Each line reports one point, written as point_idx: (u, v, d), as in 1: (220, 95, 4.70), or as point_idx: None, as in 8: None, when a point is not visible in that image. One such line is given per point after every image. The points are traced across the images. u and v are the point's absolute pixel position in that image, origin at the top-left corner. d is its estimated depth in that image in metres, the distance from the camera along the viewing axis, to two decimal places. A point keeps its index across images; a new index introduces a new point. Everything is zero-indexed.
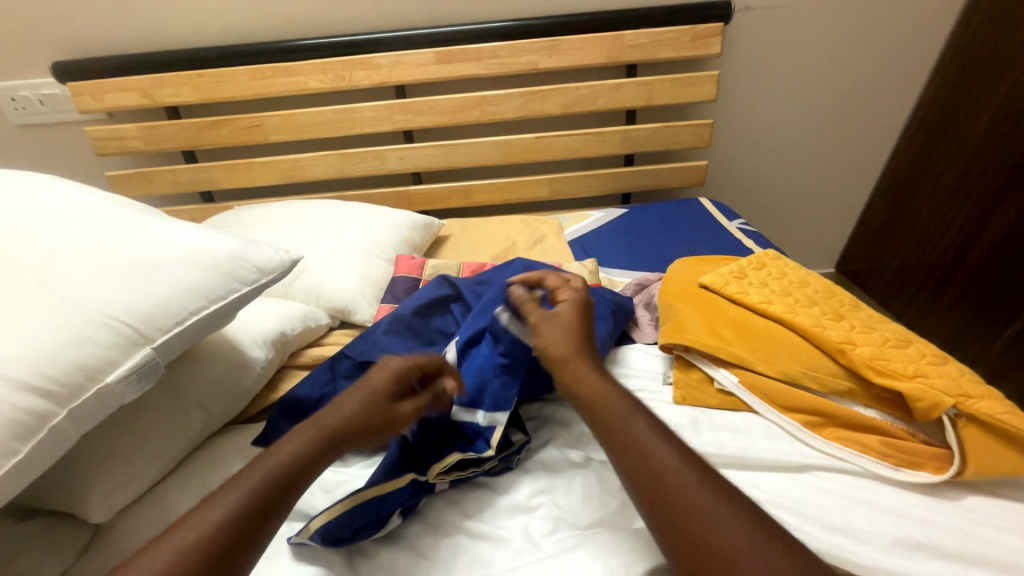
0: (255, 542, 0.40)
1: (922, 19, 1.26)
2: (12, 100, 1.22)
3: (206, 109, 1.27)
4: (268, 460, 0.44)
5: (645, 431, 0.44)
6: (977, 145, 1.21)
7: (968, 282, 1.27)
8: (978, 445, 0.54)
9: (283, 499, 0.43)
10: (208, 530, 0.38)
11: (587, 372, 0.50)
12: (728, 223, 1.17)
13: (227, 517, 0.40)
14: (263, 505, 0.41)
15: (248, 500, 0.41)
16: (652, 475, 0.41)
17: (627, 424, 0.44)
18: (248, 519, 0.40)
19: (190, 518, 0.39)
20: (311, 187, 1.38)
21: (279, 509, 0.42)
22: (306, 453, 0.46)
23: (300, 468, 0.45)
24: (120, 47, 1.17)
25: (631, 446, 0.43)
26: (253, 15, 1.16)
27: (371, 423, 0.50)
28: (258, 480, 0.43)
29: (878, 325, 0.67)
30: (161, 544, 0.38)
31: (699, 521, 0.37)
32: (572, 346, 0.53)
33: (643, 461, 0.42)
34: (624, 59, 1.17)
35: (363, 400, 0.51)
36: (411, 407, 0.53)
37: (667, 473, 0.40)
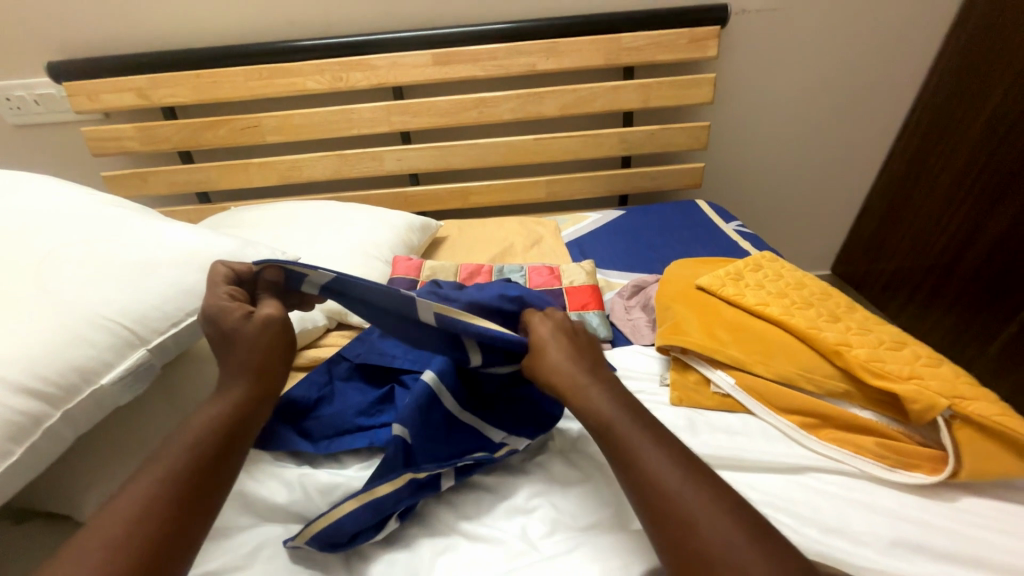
0: (199, 506, 0.40)
1: (917, 23, 1.28)
2: (7, 99, 1.21)
3: (203, 110, 1.27)
4: (184, 432, 0.44)
5: (641, 439, 0.44)
6: (973, 148, 1.22)
7: (964, 284, 1.27)
8: (973, 446, 0.54)
9: (216, 461, 0.43)
10: (139, 513, 0.37)
11: (581, 384, 0.50)
12: (725, 225, 1.17)
13: (148, 504, 0.38)
14: (190, 471, 0.41)
15: (172, 470, 0.40)
16: (642, 479, 0.42)
17: (620, 435, 0.45)
18: (186, 500, 0.39)
19: (114, 499, 0.38)
20: (308, 188, 1.38)
21: (212, 470, 0.42)
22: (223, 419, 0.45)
23: (227, 424, 0.45)
24: (117, 47, 1.17)
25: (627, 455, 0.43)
26: (251, 16, 1.16)
27: (248, 350, 0.50)
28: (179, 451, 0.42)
29: (875, 326, 0.68)
30: (95, 526, 0.36)
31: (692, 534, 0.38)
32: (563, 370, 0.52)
33: (634, 474, 0.42)
34: (622, 61, 1.17)
35: (225, 344, 0.51)
36: (273, 313, 0.54)
37: (658, 486, 0.41)
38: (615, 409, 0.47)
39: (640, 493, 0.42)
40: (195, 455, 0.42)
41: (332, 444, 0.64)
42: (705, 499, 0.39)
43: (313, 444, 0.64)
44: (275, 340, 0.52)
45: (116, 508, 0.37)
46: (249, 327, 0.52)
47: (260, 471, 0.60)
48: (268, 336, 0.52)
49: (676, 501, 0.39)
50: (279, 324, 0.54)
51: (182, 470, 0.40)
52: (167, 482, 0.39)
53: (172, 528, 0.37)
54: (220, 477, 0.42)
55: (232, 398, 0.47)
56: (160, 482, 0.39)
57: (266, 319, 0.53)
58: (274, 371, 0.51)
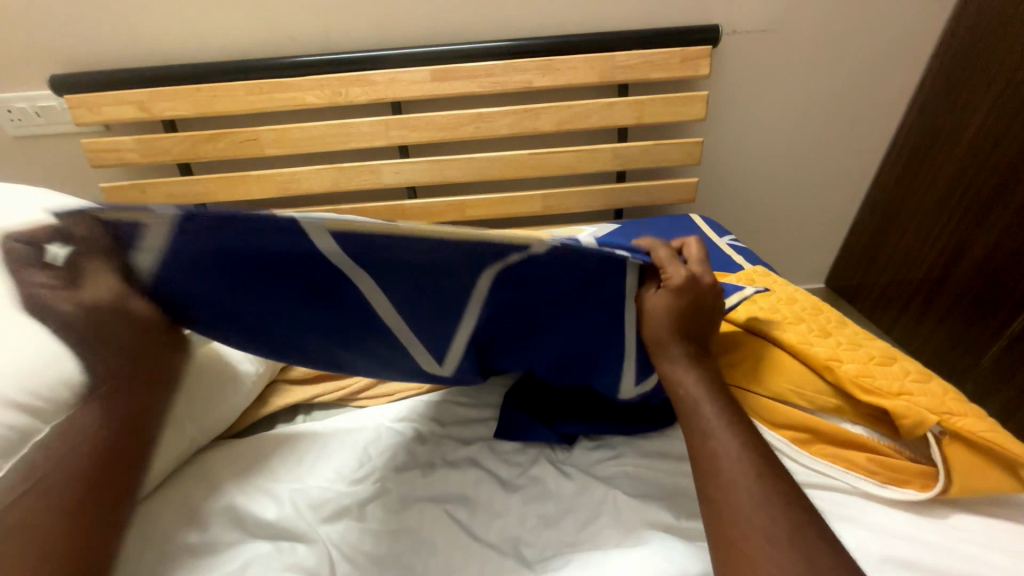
0: (97, 502, 0.47)
1: (903, 44, 1.31)
2: (8, 112, 1.22)
3: (203, 123, 1.28)
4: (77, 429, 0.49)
5: (722, 429, 0.48)
6: (961, 163, 1.24)
7: (955, 298, 1.29)
8: (962, 462, 0.55)
9: (111, 463, 0.50)
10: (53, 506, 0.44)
11: (679, 360, 0.54)
12: (718, 239, 1.19)
13: (54, 508, 0.44)
14: (91, 472, 0.48)
15: (69, 473, 0.46)
16: (709, 453, 0.47)
17: (701, 411, 0.50)
18: (86, 506, 0.46)
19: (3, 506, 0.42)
20: (306, 201, 1.39)
21: (105, 468, 0.49)
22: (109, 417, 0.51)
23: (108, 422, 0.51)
24: (119, 61, 1.19)
25: (703, 434, 0.48)
26: (252, 32, 1.18)
27: (92, 335, 0.51)
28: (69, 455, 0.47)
29: (864, 342, 0.68)
30: None
31: (731, 507, 0.43)
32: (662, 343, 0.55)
33: (706, 443, 0.48)
34: (616, 79, 1.19)
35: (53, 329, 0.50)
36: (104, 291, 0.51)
37: (721, 461, 0.46)
38: (703, 389, 0.52)
39: (701, 460, 0.47)
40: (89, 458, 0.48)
41: (324, 458, 0.65)
42: (765, 490, 0.43)
43: (305, 457, 0.65)
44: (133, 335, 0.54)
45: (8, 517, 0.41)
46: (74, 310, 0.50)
47: (252, 483, 0.61)
48: (98, 319, 0.51)
49: (735, 481, 0.44)
50: (110, 308, 0.52)
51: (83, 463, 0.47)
52: (63, 490, 0.45)
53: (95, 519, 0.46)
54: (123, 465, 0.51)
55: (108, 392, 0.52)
56: (65, 473, 0.46)
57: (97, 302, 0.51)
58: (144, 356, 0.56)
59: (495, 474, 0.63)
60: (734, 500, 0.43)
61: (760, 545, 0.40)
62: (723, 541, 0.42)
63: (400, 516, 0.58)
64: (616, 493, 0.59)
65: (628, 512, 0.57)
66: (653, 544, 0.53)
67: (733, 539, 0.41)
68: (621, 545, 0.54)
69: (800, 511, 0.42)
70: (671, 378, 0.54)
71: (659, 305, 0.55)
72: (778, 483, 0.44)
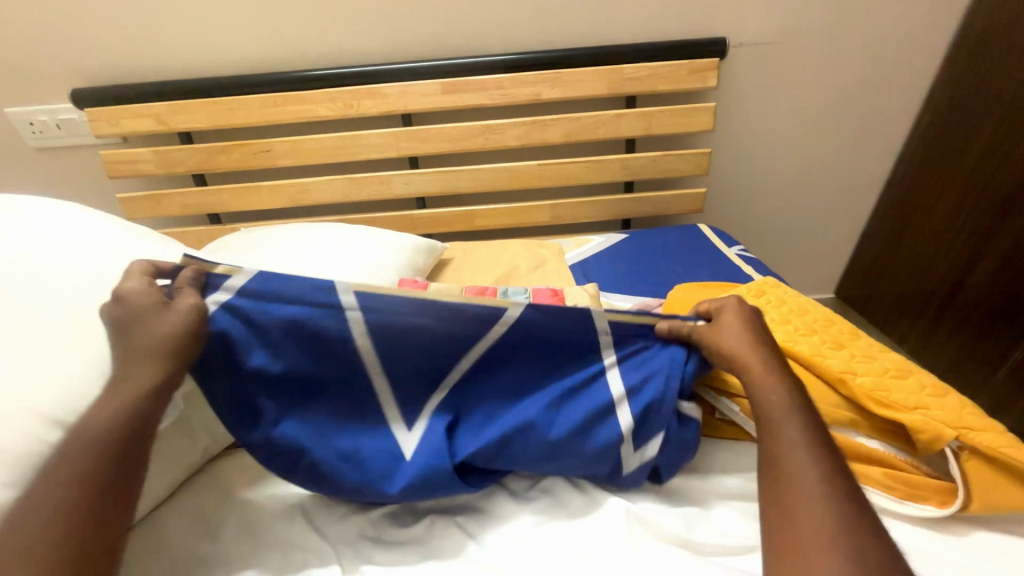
0: (117, 507, 0.45)
1: (913, 55, 1.31)
2: (30, 124, 1.26)
3: (218, 135, 1.31)
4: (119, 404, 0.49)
5: (801, 435, 0.48)
6: (971, 173, 1.24)
7: (966, 310, 1.28)
8: (983, 479, 0.54)
9: (129, 465, 0.47)
10: (71, 486, 0.44)
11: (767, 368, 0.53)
12: (727, 249, 1.18)
13: (63, 509, 0.43)
14: (112, 469, 0.46)
15: (90, 471, 0.45)
16: (780, 458, 0.47)
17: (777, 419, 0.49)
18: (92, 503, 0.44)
19: (35, 503, 0.43)
20: (317, 210, 1.41)
21: (136, 465, 0.48)
22: (127, 410, 0.49)
23: (136, 419, 0.49)
24: (139, 75, 1.22)
25: (776, 439, 0.48)
26: (267, 47, 1.21)
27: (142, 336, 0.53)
28: (93, 443, 0.46)
29: (878, 354, 0.68)
30: (29, 516, 0.42)
31: (792, 513, 0.43)
32: (743, 351, 0.55)
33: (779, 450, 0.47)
34: (624, 91, 1.20)
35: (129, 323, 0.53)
36: (194, 303, 0.57)
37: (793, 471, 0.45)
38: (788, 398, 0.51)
39: (771, 466, 0.47)
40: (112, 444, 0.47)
41: None
42: (831, 491, 0.43)
43: None
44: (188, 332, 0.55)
45: (27, 520, 0.42)
46: (168, 318, 0.55)
47: (266, 494, 0.62)
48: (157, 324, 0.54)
49: (807, 478, 0.44)
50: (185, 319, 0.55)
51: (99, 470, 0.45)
52: (82, 480, 0.44)
53: (97, 525, 0.43)
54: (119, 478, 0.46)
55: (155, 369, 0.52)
56: (83, 474, 0.45)
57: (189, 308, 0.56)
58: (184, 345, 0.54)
59: (507, 487, 0.63)
60: (801, 508, 0.43)
61: (812, 534, 0.41)
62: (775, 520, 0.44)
63: (411, 527, 0.58)
64: (629, 507, 0.58)
65: (642, 526, 0.57)
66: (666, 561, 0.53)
67: (785, 523, 0.43)
68: (634, 560, 0.54)
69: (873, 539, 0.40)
70: (752, 378, 0.53)
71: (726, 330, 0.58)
72: (852, 526, 0.41)
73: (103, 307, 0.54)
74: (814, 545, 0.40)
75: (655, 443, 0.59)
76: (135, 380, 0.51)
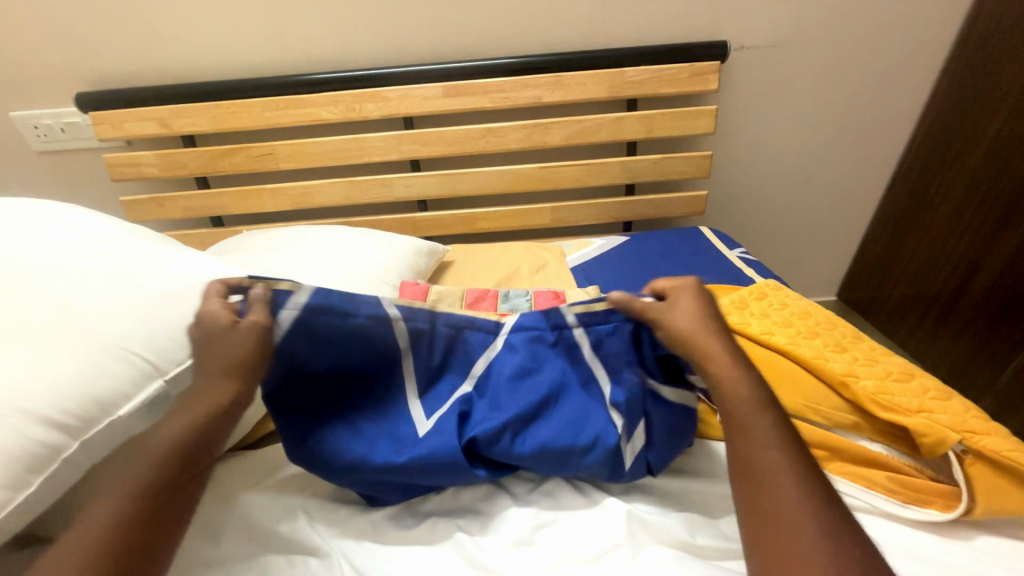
0: (165, 526, 0.42)
1: (914, 58, 1.32)
2: (35, 127, 1.26)
3: (221, 138, 1.31)
4: (191, 410, 0.49)
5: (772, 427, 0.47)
6: (974, 176, 1.24)
7: (970, 312, 1.27)
8: (986, 483, 0.53)
9: (181, 481, 0.45)
10: (131, 500, 0.42)
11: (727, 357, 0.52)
12: (729, 252, 1.18)
13: (113, 526, 0.40)
14: (164, 485, 0.44)
15: (144, 485, 0.43)
16: (751, 454, 0.45)
17: (745, 413, 0.48)
18: (136, 525, 0.41)
19: (88, 513, 0.41)
20: (319, 213, 1.41)
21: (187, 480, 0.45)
22: (198, 426, 0.48)
23: (199, 437, 0.47)
24: (143, 79, 1.23)
25: (745, 435, 0.47)
26: (271, 51, 1.21)
27: (213, 353, 0.52)
28: (158, 453, 0.45)
29: (881, 357, 0.67)
30: (82, 527, 0.40)
31: (772, 515, 0.41)
32: (698, 338, 0.54)
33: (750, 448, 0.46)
34: (625, 94, 1.21)
35: (204, 342, 0.53)
36: (260, 320, 0.55)
37: (766, 469, 0.44)
38: (751, 389, 0.50)
39: (742, 463, 0.45)
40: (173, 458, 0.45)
41: None
42: (810, 485, 0.42)
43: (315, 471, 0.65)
44: (259, 349, 0.53)
45: (82, 531, 0.40)
46: (238, 336, 0.53)
47: (265, 497, 0.61)
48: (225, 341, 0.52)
49: (784, 474, 0.43)
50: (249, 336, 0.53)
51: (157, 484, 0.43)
52: (135, 495, 0.42)
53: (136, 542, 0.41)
54: (172, 497, 0.44)
55: (227, 383, 0.51)
56: (138, 488, 0.43)
57: (255, 326, 0.54)
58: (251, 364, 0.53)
59: (509, 489, 0.63)
60: (779, 508, 0.41)
61: (797, 528, 0.40)
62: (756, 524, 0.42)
63: (412, 530, 0.58)
64: (631, 510, 0.58)
65: (643, 530, 0.57)
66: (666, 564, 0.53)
67: (767, 524, 0.41)
68: (633, 565, 0.53)
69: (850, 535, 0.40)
70: (714, 368, 0.52)
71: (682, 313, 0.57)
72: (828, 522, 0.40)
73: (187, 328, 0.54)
74: (801, 547, 0.39)
75: (641, 433, 0.60)
76: (204, 395, 0.50)
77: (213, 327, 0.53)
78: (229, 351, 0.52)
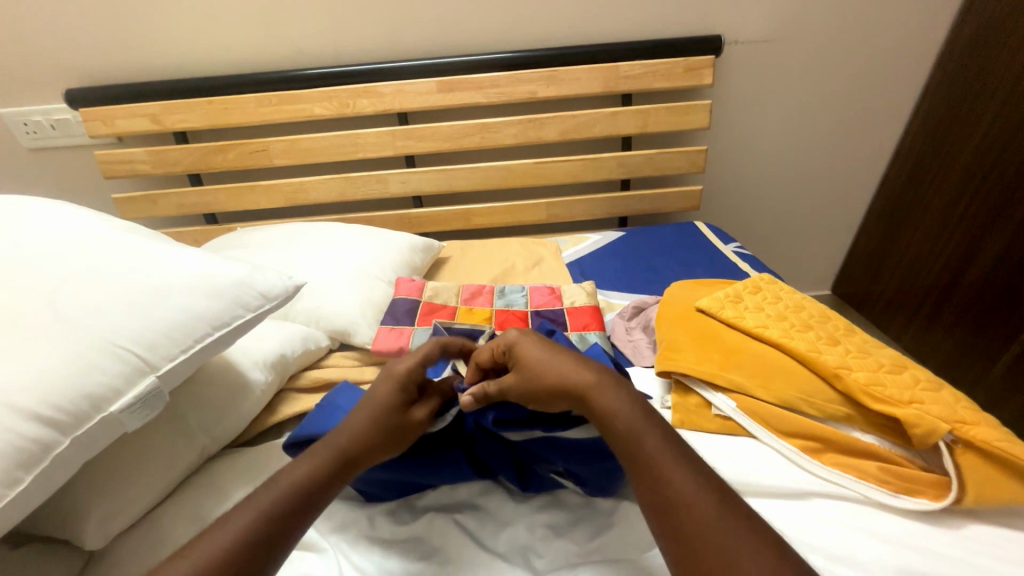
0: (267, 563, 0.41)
1: (908, 52, 1.32)
2: (24, 125, 1.25)
3: (214, 135, 1.30)
4: (316, 458, 0.49)
5: (665, 448, 0.45)
6: (967, 170, 1.25)
7: (963, 305, 1.28)
8: (975, 472, 0.54)
9: (292, 523, 0.44)
10: (248, 533, 0.42)
11: (607, 392, 0.50)
12: (724, 246, 1.19)
13: (226, 556, 0.40)
14: (278, 522, 0.43)
15: (259, 521, 0.43)
16: (661, 489, 0.42)
17: (644, 445, 0.46)
18: (241, 559, 0.40)
19: (198, 542, 0.41)
20: (314, 210, 1.41)
21: (299, 524, 0.45)
22: (321, 473, 0.48)
23: (319, 484, 0.47)
24: (133, 75, 1.22)
25: (651, 469, 0.44)
26: (262, 47, 1.20)
27: (375, 419, 0.53)
28: (277, 495, 0.45)
29: (873, 350, 0.68)
30: (188, 556, 0.40)
31: (698, 551, 0.38)
32: (569, 375, 0.53)
33: (659, 485, 0.43)
34: (620, 89, 1.21)
35: (374, 403, 0.54)
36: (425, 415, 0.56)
37: (680, 500, 0.41)
38: (640, 418, 0.48)
39: (656, 502, 0.42)
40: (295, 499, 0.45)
41: None
42: (716, 503, 0.41)
43: None
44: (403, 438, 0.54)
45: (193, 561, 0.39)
46: (407, 419, 0.54)
47: None
48: (392, 418, 0.54)
49: (689, 498, 0.41)
50: (408, 421, 0.54)
51: (270, 518, 0.43)
52: (251, 532, 0.42)
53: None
54: (280, 545, 0.43)
55: (363, 429, 0.52)
56: (256, 521, 0.42)
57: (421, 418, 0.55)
58: (394, 442, 0.54)
59: (506, 486, 0.63)
60: (704, 541, 0.39)
61: (725, 559, 0.37)
62: (684, 565, 0.39)
63: (410, 526, 0.58)
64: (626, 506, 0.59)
65: (639, 524, 0.57)
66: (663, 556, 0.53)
67: (693, 564, 0.38)
68: (632, 558, 0.54)
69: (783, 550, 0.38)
70: (595, 405, 0.50)
71: (536, 367, 0.55)
72: (753, 542, 0.38)
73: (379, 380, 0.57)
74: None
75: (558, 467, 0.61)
76: (339, 443, 0.51)
77: (388, 390, 0.55)
78: (386, 421, 0.53)
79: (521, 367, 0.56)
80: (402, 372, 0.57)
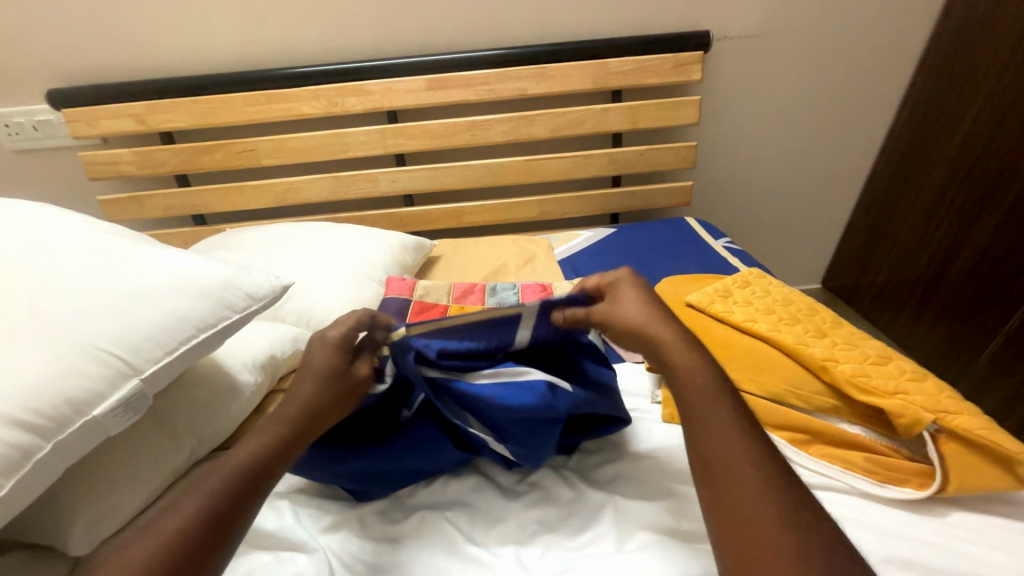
0: (223, 541, 0.41)
1: (894, 47, 1.33)
2: (6, 126, 1.23)
3: (201, 135, 1.29)
4: (262, 435, 0.49)
5: (727, 414, 0.45)
6: (952, 163, 1.26)
7: (950, 296, 1.30)
8: (960, 461, 0.55)
9: (245, 501, 0.44)
10: (202, 512, 0.41)
11: (681, 349, 0.50)
12: (714, 242, 1.19)
13: (179, 536, 0.40)
14: (230, 500, 0.43)
15: (210, 500, 0.42)
16: (714, 447, 0.43)
17: (706, 406, 0.46)
18: (195, 538, 0.40)
19: (151, 526, 0.41)
20: (304, 210, 1.40)
21: (252, 501, 0.45)
22: (272, 449, 0.48)
23: (270, 459, 0.48)
24: (117, 74, 1.20)
25: (708, 429, 0.44)
26: (249, 45, 1.19)
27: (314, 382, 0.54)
28: (226, 473, 0.45)
29: (859, 342, 0.69)
30: (138, 542, 0.39)
31: (738, 510, 0.39)
32: (650, 323, 0.53)
33: (711, 444, 0.43)
34: (610, 85, 1.21)
35: (309, 368, 0.55)
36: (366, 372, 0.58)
37: (731, 462, 0.42)
38: (708, 380, 0.48)
39: (706, 458, 0.43)
40: (245, 475, 0.45)
41: None
42: (768, 475, 0.40)
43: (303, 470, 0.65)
44: (350, 395, 0.55)
45: (143, 543, 0.39)
46: (347, 380, 0.55)
47: None
48: (335, 380, 0.54)
49: (739, 465, 0.41)
50: (350, 381, 0.56)
51: (224, 496, 0.43)
52: (205, 511, 0.41)
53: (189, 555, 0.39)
54: (241, 513, 0.43)
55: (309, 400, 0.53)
56: (209, 499, 0.42)
57: (363, 376, 0.57)
58: (340, 403, 0.55)
59: (496, 483, 0.63)
60: (747, 503, 0.39)
61: (765, 523, 0.38)
62: (722, 520, 0.39)
63: (400, 523, 0.58)
64: (615, 500, 0.59)
65: (629, 518, 0.57)
66: (652, 547, 0.53)
67: (731, 520, 0.39)
68: (621, 550, 0.54)
69: (823, 530, 0.38)
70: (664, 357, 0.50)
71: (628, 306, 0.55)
72: (796, 516, 0.38)
73: (310, 346, 0.57)
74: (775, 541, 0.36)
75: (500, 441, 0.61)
76: (285, 416, 0.51)
77: (325, 356, 0.56)
78: (329, 384, 0.54)
79: (613, 304, 0.57)
80: (333, 337, 0.57)
